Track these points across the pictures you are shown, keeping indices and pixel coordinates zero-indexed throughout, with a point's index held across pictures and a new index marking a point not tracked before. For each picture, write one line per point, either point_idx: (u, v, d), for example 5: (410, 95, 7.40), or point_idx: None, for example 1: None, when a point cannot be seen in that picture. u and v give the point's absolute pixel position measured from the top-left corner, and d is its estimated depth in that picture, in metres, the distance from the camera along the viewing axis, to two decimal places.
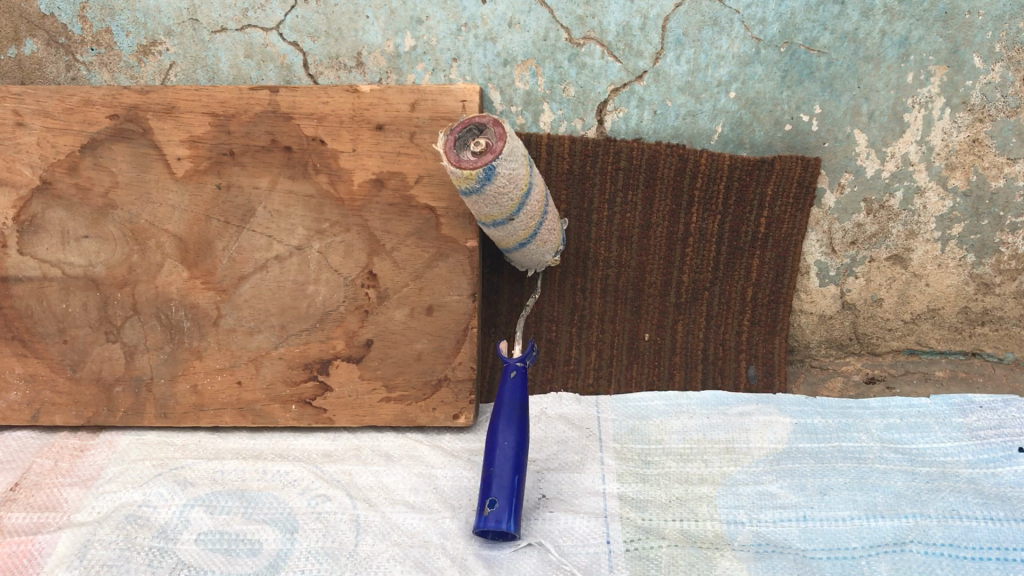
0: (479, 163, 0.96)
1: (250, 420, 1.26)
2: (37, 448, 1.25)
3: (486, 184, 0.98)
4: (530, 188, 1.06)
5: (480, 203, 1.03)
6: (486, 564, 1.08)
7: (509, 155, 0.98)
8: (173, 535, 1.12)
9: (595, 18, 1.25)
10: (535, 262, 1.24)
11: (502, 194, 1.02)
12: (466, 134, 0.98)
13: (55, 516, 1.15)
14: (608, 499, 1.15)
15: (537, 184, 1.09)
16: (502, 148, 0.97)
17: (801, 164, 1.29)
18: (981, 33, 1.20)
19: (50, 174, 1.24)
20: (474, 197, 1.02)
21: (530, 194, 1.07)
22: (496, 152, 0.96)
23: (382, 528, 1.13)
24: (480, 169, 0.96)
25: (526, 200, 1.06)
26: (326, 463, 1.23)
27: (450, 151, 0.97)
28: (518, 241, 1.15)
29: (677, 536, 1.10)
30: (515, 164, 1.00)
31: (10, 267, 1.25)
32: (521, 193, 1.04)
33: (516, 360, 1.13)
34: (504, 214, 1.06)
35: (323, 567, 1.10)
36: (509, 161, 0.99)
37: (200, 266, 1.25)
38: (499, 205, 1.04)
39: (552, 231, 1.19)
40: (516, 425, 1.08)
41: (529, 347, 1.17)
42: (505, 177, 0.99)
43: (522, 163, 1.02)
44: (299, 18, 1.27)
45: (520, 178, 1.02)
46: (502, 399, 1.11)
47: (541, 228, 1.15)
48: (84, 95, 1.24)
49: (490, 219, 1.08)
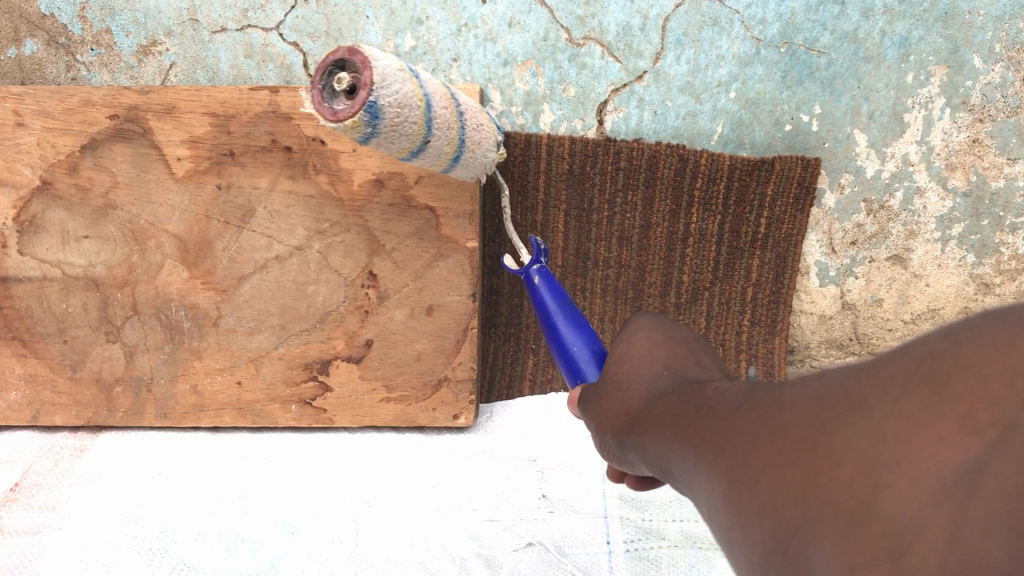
0: (357, 107, 0.79)
1: (250, 420, 1.30)
2: (37, 447, 1.30)
3: (378, 122, 0.82)
4: (428, 100, 0.89)
5: (387, 142, 0.87)
6: (486, 564, 1.18)
7: (383, 83, 0.80)
8: (172, 535, 1.20)
9: (595, 18, 1.25)
10: (484, 170, 1.07)
11: (402, 126, 0.85)
12: (327, 79, 0.80)
13: (54, 517, 1.21)
14: (608, 499, 1.26)
15: (431, 93, 0.91)
16: (372, 77, 0.79)
17: (801, 164, 1.28)
18: (981, 33, 1.20)
19: (50, 174, 1.21)
20: (372, 140, 0.86)
21: (434, 108, 0.90)
22: (369, 86, 0.79)
23: (382, 528, 1.22)
24: (361, 113, 0.79)
25: (430, 113, 0.90)
26: (327, 462, 1.29)
27: (320, 107, 0.80)
28: (453, 159, 0.99)
29: (677, 537, 1.21)
30: (396, 87, 0.82)
31: (10, 267, 1.24)
32: (422, 113, 0.88)
33: (534, 259, 1.03)
34: (418, 142, 0.90)
35: (323, 566, 1.19)
36: (387, 88, 0.81)
37: (200, 266, 1.24)
38: (406, 137, 0.88)
39: (479, 125, 1.01)
40: (578, 326, 0.96)
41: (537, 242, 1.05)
42: (393, 108, 0.83)
43: (400, 81, 0.84)
44: (299, 19, 1.27)
45: (410, 99, 0.85)
46: (549, 305, 0.99)
47: (468, 130, 0.98)
48: (84, 94, 1.18)
49: (406, 155, 0.93)
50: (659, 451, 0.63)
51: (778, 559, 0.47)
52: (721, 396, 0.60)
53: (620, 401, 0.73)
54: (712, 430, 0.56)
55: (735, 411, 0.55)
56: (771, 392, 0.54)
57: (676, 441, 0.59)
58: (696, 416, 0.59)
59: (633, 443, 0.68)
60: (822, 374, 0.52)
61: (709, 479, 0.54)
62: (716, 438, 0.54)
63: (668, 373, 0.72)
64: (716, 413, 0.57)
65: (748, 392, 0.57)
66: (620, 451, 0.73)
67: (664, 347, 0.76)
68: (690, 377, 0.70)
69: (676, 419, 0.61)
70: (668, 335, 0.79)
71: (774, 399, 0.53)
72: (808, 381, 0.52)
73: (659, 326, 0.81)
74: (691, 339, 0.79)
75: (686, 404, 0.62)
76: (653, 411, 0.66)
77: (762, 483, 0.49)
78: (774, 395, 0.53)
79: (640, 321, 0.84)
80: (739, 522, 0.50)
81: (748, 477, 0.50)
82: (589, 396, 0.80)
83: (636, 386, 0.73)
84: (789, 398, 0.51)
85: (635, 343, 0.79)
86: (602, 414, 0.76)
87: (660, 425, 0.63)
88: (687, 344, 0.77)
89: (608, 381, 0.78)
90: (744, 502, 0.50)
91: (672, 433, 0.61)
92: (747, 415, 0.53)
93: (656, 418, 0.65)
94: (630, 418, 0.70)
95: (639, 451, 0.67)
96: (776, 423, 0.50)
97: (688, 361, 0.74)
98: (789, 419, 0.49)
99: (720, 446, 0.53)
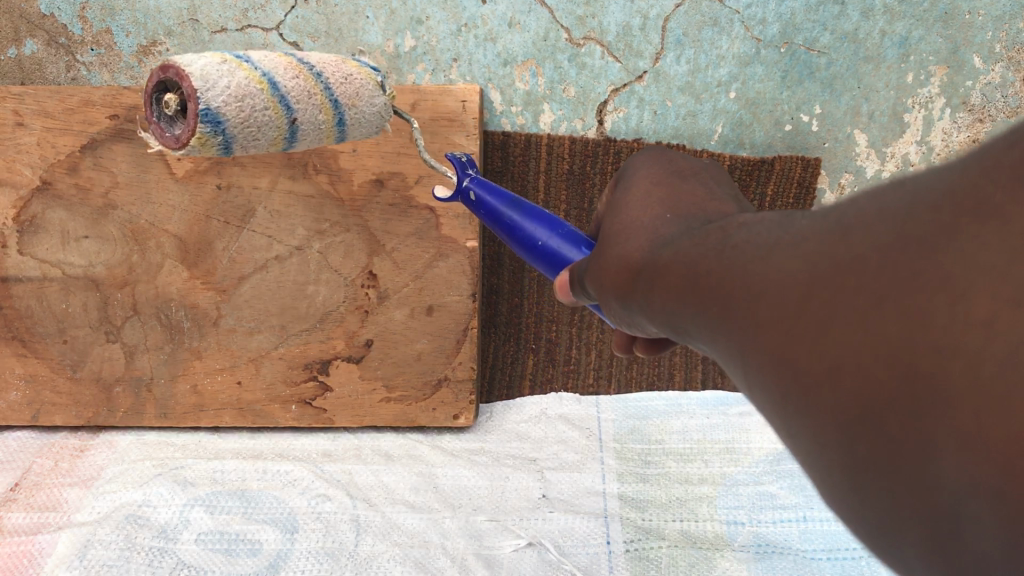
0: (193, 120, 0.78)
1: (250, 420, 1.30)
2: (37, 448, 1.30)
3: (223, 125, 0.79)
4: (271, 83, 0.84)
5: (250, 141, 0.84)
6: (486, 564, 1.18)
7: (208, 83, 0.78)
8: (174, 535, 1.20)
9: (595, 18, 1.23)
10: (382, 121, 0.96)
11: (253, 119, 0.82)
12: (161, 109, 0.81)
13: (55, 516, 1.21)
14: (608, 499, 1.26)
15: (273, 69, 0.85)
16: (192, 83, 0.77)
17: (801, 164, 1.29)
18: (981, 33, 1.19)
19: (49, 174, 1.20)
20: (235, 147, 0.84)
21: (281, 85, 0.85)
22: (195, 95, 0.77)
23: (382, 528, 1.22)
24: (200, 125, 0.78)
25: (280, 97, 0.84)
26: (326, 462, 1.29)
27: (166, 137, 0.81)
28: (338, 125, 0.91)
29: (677, 536, 1.22)
30: (223, 83, 0.79)
31: (10, 268, 1.23)
32: (268, 95, 0.83)
33: (465, 178, 0.92)
34: (283, 125, 0.86)
35: (324, 566, 1.19)
36: (213, 87, 0.78)
37: (200, 266, 1.24)
38: (266, 125, 0.84)
39: (349, 74, 0.91)
40: (530, 215, 0.84)
41: (459, 157, 0.95)
42: (233, 106, 0.79)
43: (228, 73, 0.80)
44: (299, 19, 1.26)
45: (248, 90, 0.81)
46: (499, 211, 0.87)
47: (335, 87, 0.89)
48: (84, 95, 1.18)
49: (283, 144, 0.89)
50: (681, 316, 0.53)
51: (856, 438, 0.38)
52: (746, 237, 0.49)
53: (620, 262, 0.63)
54: (752, 283, 0.45)
55: (767, 255, 0.45)
56: (822, 220, 0.44)
57: (705, 306, 0.49)
58: (725, 263, 0.48)
59: (635, 306, 0.60)
60: (887, 188, 0.41)
61: (757, 341, 0.43)
62: (755, 293, 0.44)
63: (677, 219, 0.62)
64: (747, 259, 0.46)
65: (788, 227, 0.47)
66: (626, 316, 0.63)
67: (664, 188, 0.67)
68: (701, 219, 0.60)
69: (697, 275, 0.51)
70: (665, 180, 0.69)
71: (834, 226, 0.42)
72: (866, 199, 0.42)
73: (659, 162, 0.72)
74: (700, 170, 0.71)
75: (705, 250, 0.52)
76: (663, 268, 0.56)
77: (831, 340, 0.38)
78: (830, 220, 0.43)
79: (638, 160, 0.75)
80: (796, 392, 0.41)
81: (802, 339, 0.40)
82: (589, 267, 0.69)
83: (639, 239, 0.62)
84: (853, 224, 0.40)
85: (633, 189, 0.70)
86: (603, 281, 0.65)
87: (674, 287, 0.53)
88: (688, 176, 0.69)
89: (606, 241, 0.67)
90: (801, 365, 0.40)
91: (694, 293, 0.50)
92: (798, 252, 0.43)
93: (671, 279, 0.54)
94: (633, 275, 0.60)
95: (647, 312, 0.58)
96: (844, 259, 0.39)
97: (694, 202, 0.64)
98: (861, 252, 0.38)
99: (741, 307, 0.45)
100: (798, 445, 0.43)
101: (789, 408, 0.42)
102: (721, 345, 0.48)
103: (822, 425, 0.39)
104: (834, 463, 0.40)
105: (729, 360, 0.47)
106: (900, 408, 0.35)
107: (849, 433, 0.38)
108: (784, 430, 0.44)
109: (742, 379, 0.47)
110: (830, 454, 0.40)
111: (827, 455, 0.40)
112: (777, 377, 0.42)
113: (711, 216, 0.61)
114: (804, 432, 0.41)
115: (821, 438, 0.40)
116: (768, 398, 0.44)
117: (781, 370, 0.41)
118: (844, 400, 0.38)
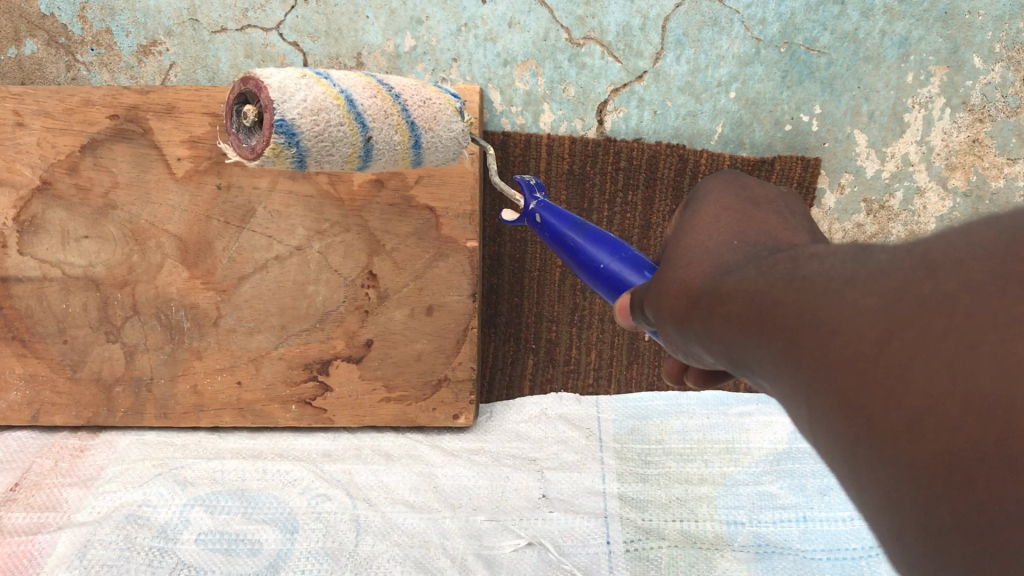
0: (267, 130, 0.76)
1: (250, 420, 1.30)
2: (37, 448, 1.30)
3: (297, 138, 0.77)
4: (348, 96, 0.83)
5: (324, 157, 0.82)
6: (486, 564, 1.18)
7: (288, 94, 0.76)
8: (174, 535, 1.20)
9: (595, 18, 1.23)
10: (459, 146, 0.95)
11: (327, 134, 0.80)
12: (239, 120, 0.80)
13: (54, 516, 1.21)
14: (608, 499, 1.26)
15: (351, 87, 0.84)
16: (270, 93, 0.75)
17: (801, 164, 1.29)
18: (981, 33, 1.19)
19: (49, 174, 1.20)
20: (308, 162, 0.82)
21: (358, 102, 0.83)
22: (272, 105, 0.75)
23: (382, 528, 1.22)
24: (276, 135, 0.76)
25: (355, 110, 0.83)
26: (325, 462, 1.29)
27: (242, 148, 0.79)
28: (413, 147, 0.90)
29: (677, 536, 1.22)
30: (300, 96, 0.77)
31: (10, 267, 1.23)
32: (344, 111, 0.81)
33: (531, 203, 0.92)
34: (357, 143, 0.84)
35: (324, 567, 1.19)
36: (290, 99, 0.76)
37: (200, 266, 1.24)
38: (341, 141, 0.82)
39: (429, 98, 0.91)
40: (594, 240, 0.82)
41: (527, 181, 0.96)
42: (311, 119, 0.77)
43: (306, 85, 0.79)
44: (299, 19, 1.26)
45: (324, 104, 0.79)
46: (562, 237, 0.86)
47: (414, 108, 0.89)
48: (84, 94, 1.18)
49: (357, 162, 0.87)
50: (738, 349, 0.49)
51: (936, 499, 0.36)
52: (817, 267, 0.45)
53: (679, 286, 0.57)
54: (822, 318, 0.41)
55: (840, 287, 0.42)
56: (902, 251, 0.41)
57: (767, 340, 0.45)
58: (792, 294, 0.45)
59: (690, 335, 0.56)
60: (979, 223, 0.39)
61: (827, 385, 0.40)
62: (827, 331, 0.41)
63: (742, 245, 0.57)
64: (816, 291, 0.43)
65: (865, 258, 0.43)
66: (679, 344, 0.59)
67: (735, 212, 0.62)
68: (769, 246, 0.55)
69: (761, 305, 0.47)
70: (717, 197, 0.65)
71: (918, 260, 0.39)
72: (955, 234, 0.39)
73: (731, 186, 0.67)
74: (775, 198, 0.65)
75: (770, 280, 0.48)
76: (723, 295, 0.51)
77: (914, 389, 0.36)
78: (911, 252, 0.40)
79: (708, 184, 0.69)
80: (869, 443, 0.39)
81: (880, 385, 0.38)
82: (647, 291, 0.64)
83: (701, 262, 0.57)
84: (941, 258, 0.38)
85: (702, 211, 0.64)
86: (659, 304, 0.60)
87: (733, 316, 0.49)
88: (763, 203, 0.64)
89: (665, 262, 0.62)
90: (878, 415, 0.38)
91: (755, 323, 0.47)
92: (876, 286, 0.40)
93: (728, 308, 0.50)
94: (692, 302, 0.55)
95: (704, 342, 0.54)
96: (931, 298, 0.37)
97: (764, 228, 0.59)
98: (950, 291, 0.36)
99: (816, 341, 0.42)
100: (865, 502, 0.41)
101: (861, 462, 0.39)
102: (785, 384, 0.45)
103: (896, 482, 0.38)
104: (905, 523, 0.38)
105: (792, 403, 0.45)
106: (995, 466, 0.34)
107: (930, 493, 0.36)
108: (850, 483, 0.41)
109: (806, 425, 0.44)
110: (903, 514, 0.38)
111: (900, 516, 0.38)
112: (847, 425, 0.40)
113: (782, 245, 0.55)
114: (874, 488, 0.39)
115: (894, 495, 0.38)
116: (836, 449, 0.41)
117: (854, 418, 0.39)
118: (925, 456, 0.36)
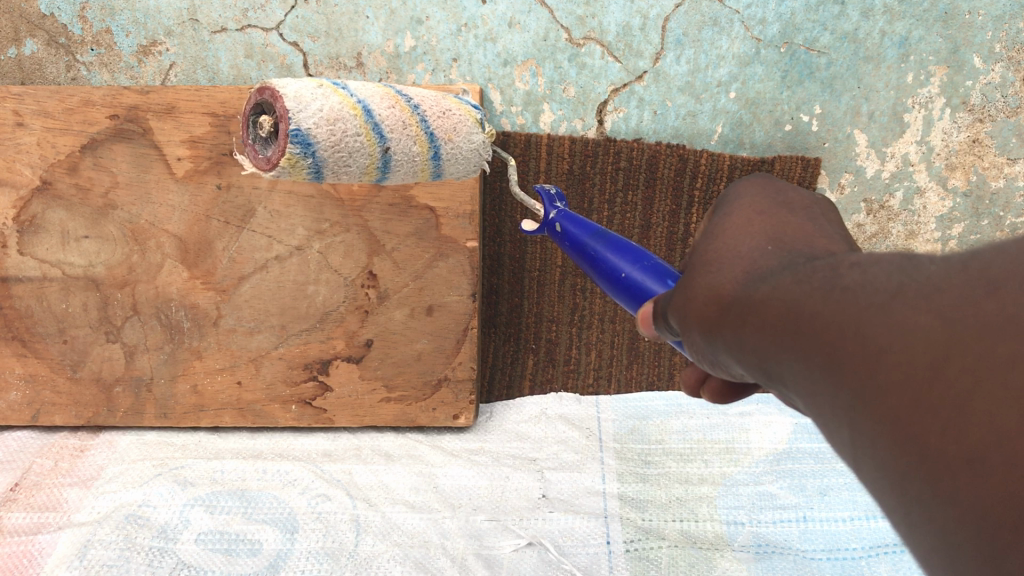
0: (283, 140, 0.75)
1: (250, 420, 1.30)
2: (37, 448, 1.30)
3: (313, 148, 0.76)
4: (364, 106, 0.82)
5: (340, 168, 0.82)
6: (486, 564, 1.18)
7: (304, 104, 0.75)
8: (174, 535, 1.20)
9: (595, 18, 1.23)
10: (479, 159, 0.95)
11: (344, 144, 0.79)
12: (255, 130, 0.80)
13: (54, 516, 1.21)
14: (608, 499, 1.26)
15: (369, 98, 0.84)
16: (286, 102, 0.74)
17: (801, 164, 1.29)
18: (981, 33, 1.19)
19: (49, 174, 1.20)
20: (325, 173, 0.81)
21: (375, 113, 0.83)
22: (288, 115, 0.74)
23: (382, 528, 1.22)
24: (292, 145, 0.75)
25: (371, 120, 0.82)
26: (326, 462, 1.30)
27: (258, 159, 0.79)
28: (433, 159, 0.90)
29: (677, 536, 1.22)
30: (316, 106, 0.77)
31: (10, 267, 1.23)
32: (361, 121, 0.81)
33: (551, 212, 0.92)
34: (375, 153, 0.84)
35: (324, 567, 1.19)
36: (306, 109, 0.75)
37: (200, 266, 1.24)
38: (358, 152, 0.81)
39: (448, 110, 0.91)
40: (613, 249, 0.82)
41: (546, 190, 0.96)
42: (327, 128, 0.77)
43: (323, 96, 0.79)
44: (299, 19, 1.25)
45: (340, 115, 0.79)
46: (582, 247, 0.86)
47: (432, 120, 0.89)
48: (84, 94, 1.18)
49: (375, 173, 0.87)
50: (774, 360, 0.48)
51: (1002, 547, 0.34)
52: (860, 276, 0.43)
53: (708, 293, 0.56)
54: (867, 335, 0.40)
55: (888, 301, 0.40)
56: (957, 264, 0.39)
57: (807, 354, 0.44)
58: (833, 307, 0.43)
59: (723, 347, 0.54)
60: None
61: (875, 407, 0.39)
62: (874, 351, 0.39)
63: (777, 251, 0.55)
64: (860, 306, 0.41)
65: (914, 269, 0.41)
66: (709, 354, 0.57)
67: (768, 218, 0.60)
68: (806, 254, 0.53)
69: (799, 317, 0.45)
70: (751, 202, 0.63)
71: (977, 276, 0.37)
72: (1015, 250, 0.38)
73: (766, 192, 0.65)
74: (810, 205, 0.63)
75: (808, 290, 0.46)
76: (756, 304, 0.50)
77: (972, 423, 0.35)
78: (968, 265, 0.38)
79: (740, 187, 0.67)
80: (921, 477, 0.37)
81: (933, 418, 0.36)
82: (671, 300, 0.63)
83: (733, 268, 0.56)
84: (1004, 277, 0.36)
85: (733, 216, 0.63)
86: (685, 311, 0.59)
87: (770, 328, 0.48)
88: (798, 210, 0.62)
89: (692, 268, 0.61)
90: (933, 447, 0.36)
91: (793, 337, 0.45)
92: (930, 306, 0.38)
93: (764, 319, 0.48)
94: (722, 310, 0.54)
95: (735, 352, 0.53)
96: None
97: (801, 236, 0.57)
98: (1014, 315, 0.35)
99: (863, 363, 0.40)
100: (917, 540, 0.39)
101: (913, 496, 0.38)
102: (824, 402, 0.43)
103: (955, 524, 0.36)
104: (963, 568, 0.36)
105: (831, 422, 0.43)
106: None
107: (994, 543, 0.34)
108: (900, 519, 0.40)
109: (846, 449, 0.42)
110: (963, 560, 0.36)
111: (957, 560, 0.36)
112: (897, 455, 0.38)
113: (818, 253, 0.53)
114: (928, 525, 0.38)
115: (953, 537, 0.36)
116: (882, 480, 0.40)
117: (906, 448, 0.37)
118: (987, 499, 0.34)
